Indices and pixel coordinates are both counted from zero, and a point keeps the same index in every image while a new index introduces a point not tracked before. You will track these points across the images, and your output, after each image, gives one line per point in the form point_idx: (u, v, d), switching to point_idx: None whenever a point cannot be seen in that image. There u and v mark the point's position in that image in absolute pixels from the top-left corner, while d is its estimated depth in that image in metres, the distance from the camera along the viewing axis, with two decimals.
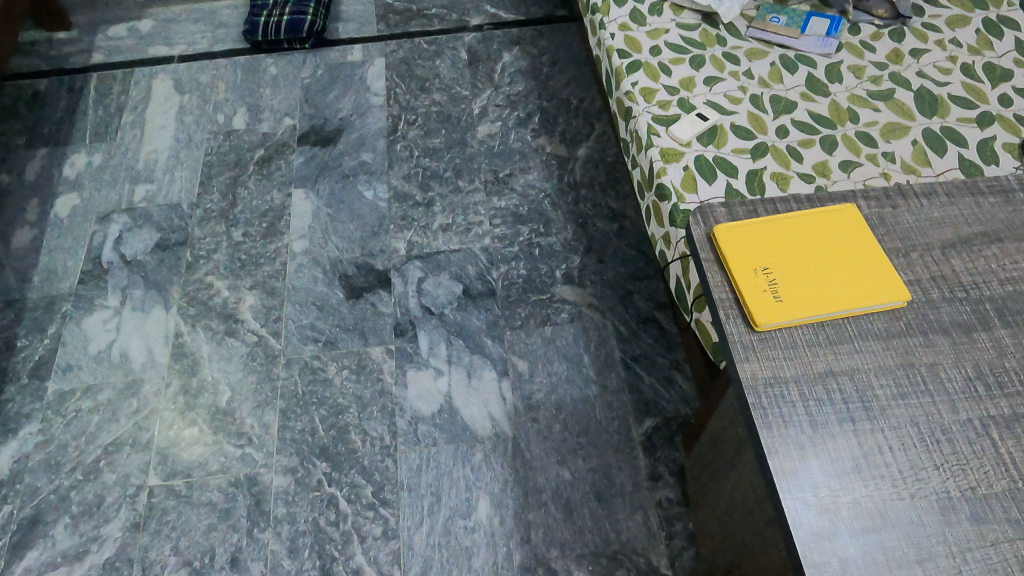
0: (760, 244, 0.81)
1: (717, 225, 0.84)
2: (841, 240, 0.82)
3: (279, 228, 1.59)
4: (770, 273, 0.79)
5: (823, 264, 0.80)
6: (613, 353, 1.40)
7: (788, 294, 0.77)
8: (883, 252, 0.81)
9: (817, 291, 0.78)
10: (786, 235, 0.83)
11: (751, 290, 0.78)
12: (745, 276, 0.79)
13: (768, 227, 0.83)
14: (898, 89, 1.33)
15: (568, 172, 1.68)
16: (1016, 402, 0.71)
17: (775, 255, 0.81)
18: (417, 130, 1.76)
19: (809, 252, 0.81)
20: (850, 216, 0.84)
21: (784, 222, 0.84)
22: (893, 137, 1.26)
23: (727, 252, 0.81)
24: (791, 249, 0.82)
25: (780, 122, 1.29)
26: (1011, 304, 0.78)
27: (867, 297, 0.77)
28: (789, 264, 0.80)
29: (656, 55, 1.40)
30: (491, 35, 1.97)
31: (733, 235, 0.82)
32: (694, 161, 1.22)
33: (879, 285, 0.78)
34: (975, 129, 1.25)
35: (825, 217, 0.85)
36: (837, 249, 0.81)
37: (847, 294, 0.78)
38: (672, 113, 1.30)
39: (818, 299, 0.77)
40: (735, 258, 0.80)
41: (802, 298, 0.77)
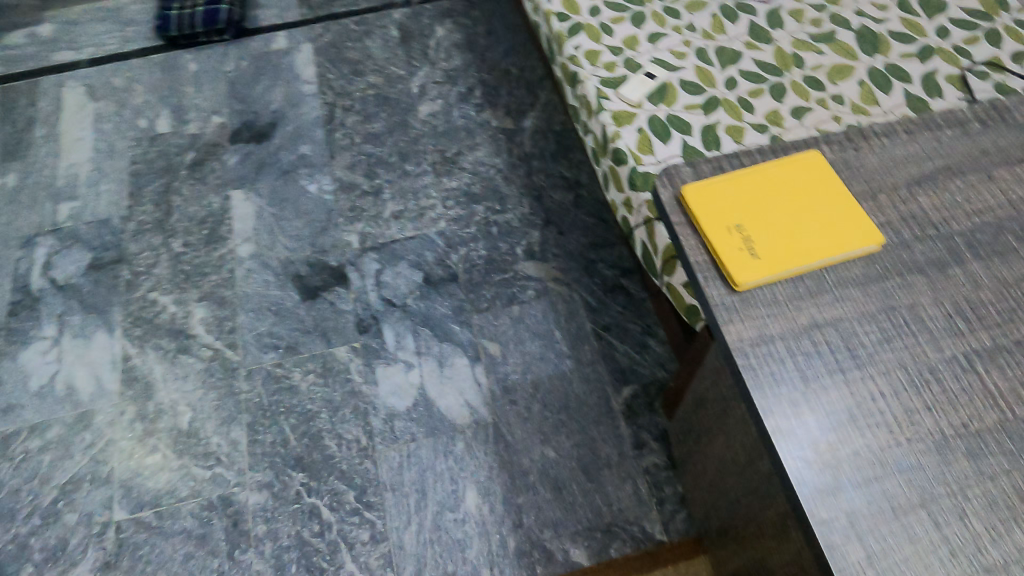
0: (730, 202, 0.79)
1: (684, 186, 0.81)
2: (810, 189, 0.81)
3: (222, 233, 1.50)
4: (743, 230, 0.77)
5: (794, 216, 0.79)
6: (584, 325, 1.38)
7: (764, 249, 0.76)
8: (852, 198, 0.80)
9: (792, 244, 0.76)
10: (755, 189, 0.81)
11: (727, 250, 0.75)
12: (719, 237, 0.76)
13: (736, 183, 0.81)
14: (839, 30, 1.32)
15: (517, 145, 1.63)
16: (996, 333, 0.71)
17: (746, 211, 0.79)
18: (356, 116, 1.69)
19: (779, 204, 0.80)
20: (814, 163, 0.83)
21: (751, 177, 0.82)
22: (839, 78, 1.26)
23: (699, 213, 0.78)
24: (761, 203, 0.80)
25: (728, 73, 1.27)
26: (980, 236, 0.78)
27: (841, 245, 0.76)
28: (761, 220, 0.78)
29: (596, 16, 1.36)
30: (421, 9, 1.89)
31: (702, 194, 0.80)
32: (647, 122, 1.19)
33: (852, 231, 0.77)
34: (917, 64, 1.26)
35: (790, 167, 0.83)
36: (807, 199, 0.80)
37: (821, 243, 0.76)
38: (619, 74, 1.26)
39: (794, 252, 0.76)
40: (707, 218, 0.78)
41: (778, 253, 0.75)
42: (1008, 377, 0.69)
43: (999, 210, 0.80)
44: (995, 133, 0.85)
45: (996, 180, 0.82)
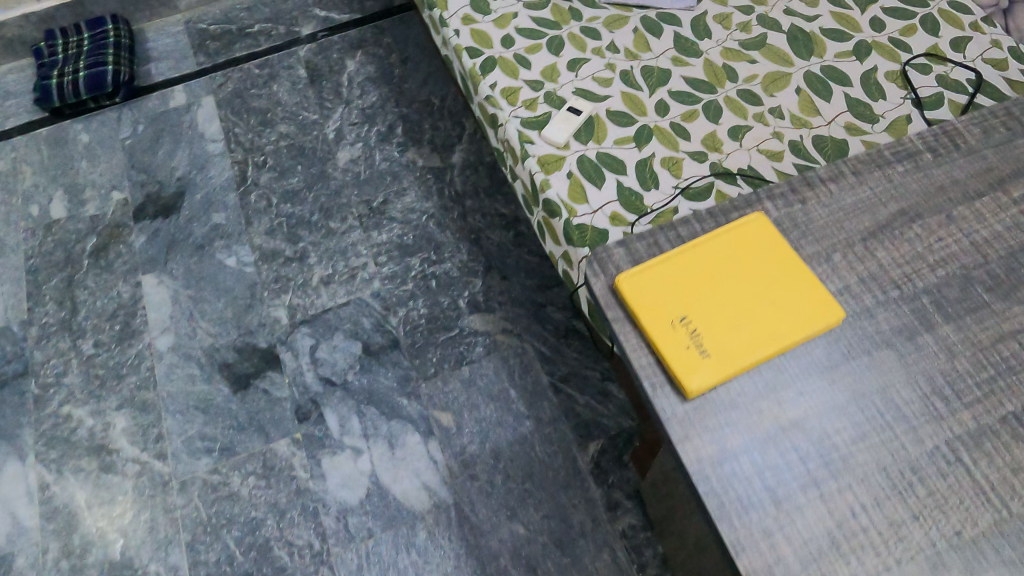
0: (671, 288, 0.70)
1: (618, 274, 0.71)
2: (758, 259, 0.72)
3: (136, 327, 1.37)
4: (689, 323, 0.68)
5: (743, 296, 0.70)
6: (540, 379, 1.29)
7: (714, 343, 0.67)
8: (805, 264, 0.71)
9: (745, 333, 0.67)
10: (697, 267, 0.72)
11: (674, 350, 0.66)
12: (663, 335, 0.67)
13: (676, 263, 0.72)
14: (769, 34, 1.23)
15: (448, 184, 1.52)
16: (980, 412, 0.63)
17: (689, 298, 0.70)
18: (270, 173, 1.56)
19: (725, 284, 0.71)
20: (759, 226, 0.73)
21: (690, 253, 0.72)
22: (775, 88, 1.17)
23: (637, 308, 0.69)
24: (705, 285, 0.71)
25: (658, 96, 1.17)
26: (947, 292, 0.70)
27: (800, 327, 0.67)
28: (707, 306, 0.69)
29: (510, 46, 1.24)
30: (328, 43, 1.76)
31: (639, 283, 0.70)
32: (577, 166, 1.09)
33: (810, 307, 0.68)
34: (855, 63, 1.18)
35: (734, 234, 0.73)
36: (756, 272, 0.71)
37: (777, 327, 0.67)
38: (541, 112, 1.16)
39: (748, 341, 0.67)
40: (647, 313, 0.69)
41: (730, 346, 0.66)
42: (997, 464, 0.61)
43: (964, 257, 0.72)
44: (949, 164, 0.77)
45: (957, 220, 0.74)
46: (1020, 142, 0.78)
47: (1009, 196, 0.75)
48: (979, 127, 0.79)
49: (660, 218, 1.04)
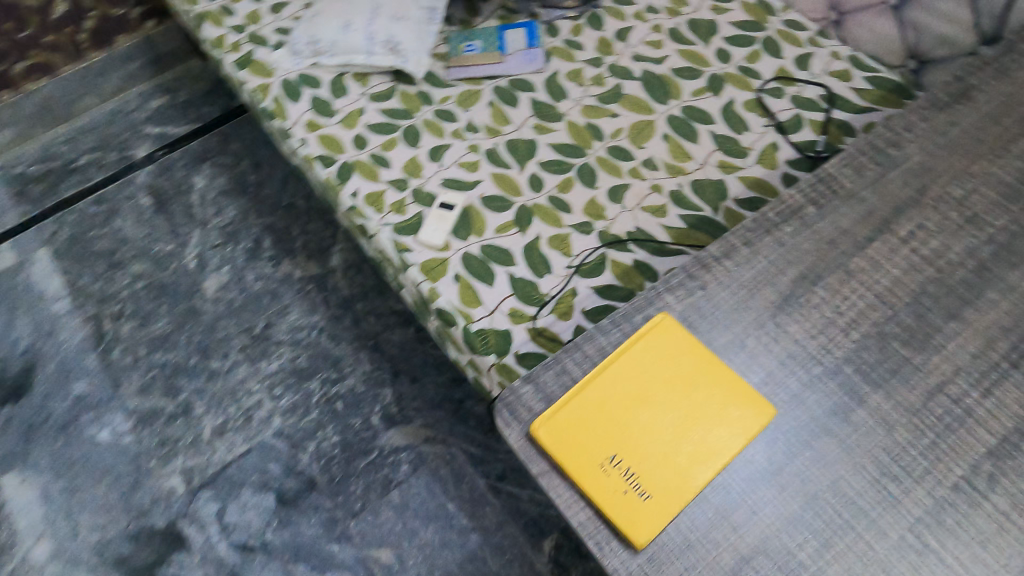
0: (592, 426, 0.64)
1: (532, 421, 0.64)
2: (673, 366, 0.66)
3: (4, 542, 1.18)
4: (620, 462, 0.62)
5: (668, 412, 0.65)
6: (476, 483, 1.20)
7: (652, 480, 0.61)
8: (721, 360, 0.67)
9: (680, 459, 0.62)
10: (614, 392, 0.65)
11: (612, 501, 0.60)
12: (596, 485, 0.61)
13: (590, 393, 0.65)
14: (623, 83, 1.21)
15: (332, 291, 1.41)
16: (931, 486, 0.60)
17: (614, 431, 0.64)
18: (130, 322, 1.39)
19: (647, 404, 0.65)
20: (666, 330, 0.68)
21: (602, 377, 0.66)
22: (643, 139, 1.14)
23: (562, 458, 0.62)
24: (626, 410, 0.65)
25: (529, 171, 1.12)
26: (867, 356, 0.67)
27: (734, 438, 0.62)
28: (634, 435, 0.64)
29: (363, 146, 1.16)
30: (169, 162, 1.61)
31: (557, 429, 0.63)
32: (462, 265, 1.02)
33: (738, 411, 0.64)
34: (712, 98, 1.17)
35: (643, 345, 0.68)
36: (675, 383, 0.66)
37: (711, 444, 0.63)
38: (412, 213, 1.08)
39: (685, 468, 0.61)
40: (574, 462, 0.62)
41: (669, 479, 0.61)
42: (964, 540, 0.58)
43: (873, 312, 0.69)
44: (833, 213, 0.75)
45: (856, 272, 0.71)
46: (892, 176, 0.77)
47: (897, 235, 0.73)
48: (850, 168, 0.78)
49: (561, 304, 0.98)
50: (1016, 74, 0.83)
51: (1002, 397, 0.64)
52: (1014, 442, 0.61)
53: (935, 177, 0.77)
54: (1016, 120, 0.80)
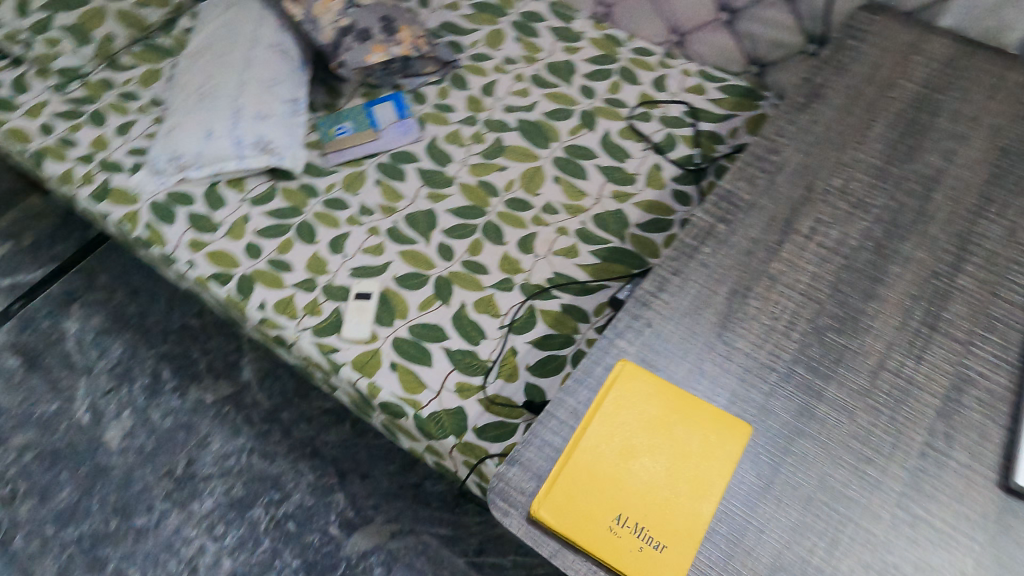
0: (589, 491, 0.63)
1: (530, 503, 0.63)
2: (647, 410, 0.67)
3: None
4: (627, 520, 0.62)
5: (655, 456, 0.65)
6: (457, 564, 1.16)
7: (661, 529, 0.61)
8: (688, 391, 0.68)
9: (680, 499, 0.63)
10: (599, 450, 0.65)
11: (631, 562, 0.60)
12: (611, 550, 0.61)
13: (577, 458, 0.65)
14: (502, 135, 1.23)
15: (252, 407, 1.33)
16: (902, 458, 0.65)
17: (611, 491, 0.64)
18: (28, 501, 1.24)
19: (633, 453, 0.65)
20: (630, 375, 0.69)
21: (585, 439, 0.66)
22: (536, 185, 1.17)
23: (570, 533, 0.61)
24: (617, 465, 0.65)
25: (435, 241, 1.11)
26: (811, 351, 0.71)
27: (723, 464, 0.64)
28: (631, 488, 0.64)
29: (258, 254, 1.10)
30: (30, 313, 1.45)
31: (557, 505, 0.62)
32: (395, 352, 0.99)
33: (720, 437, 0.65)
34: (589, 133, 1.22)
35: (613, 396, 0.68)
36: (653, 425, 0.67)
37: (704, 476, 0.64)
38: (328, 311, 1.04)
39: (688, 508, 0.62)
40: (583, 535, 0.61)
41: (677, 523, 0.62)
42: (945, 500, 0.62)
43: (804, 310, 0.74)
44: (742, 226, 0.80)
45: (777, 276, 0.76)
46: (781, 180, 0.83)
47: (801, 233, 0.79)
48: (743, 180, 0.84)
49: (505, 366, 0.98)
50: (852, 68, 0.93)
51: (931, 359, 0.70)
52: (954, 398, 0.68)
53: (816, 172, 0.84)
54: (865, 107, 0.89)
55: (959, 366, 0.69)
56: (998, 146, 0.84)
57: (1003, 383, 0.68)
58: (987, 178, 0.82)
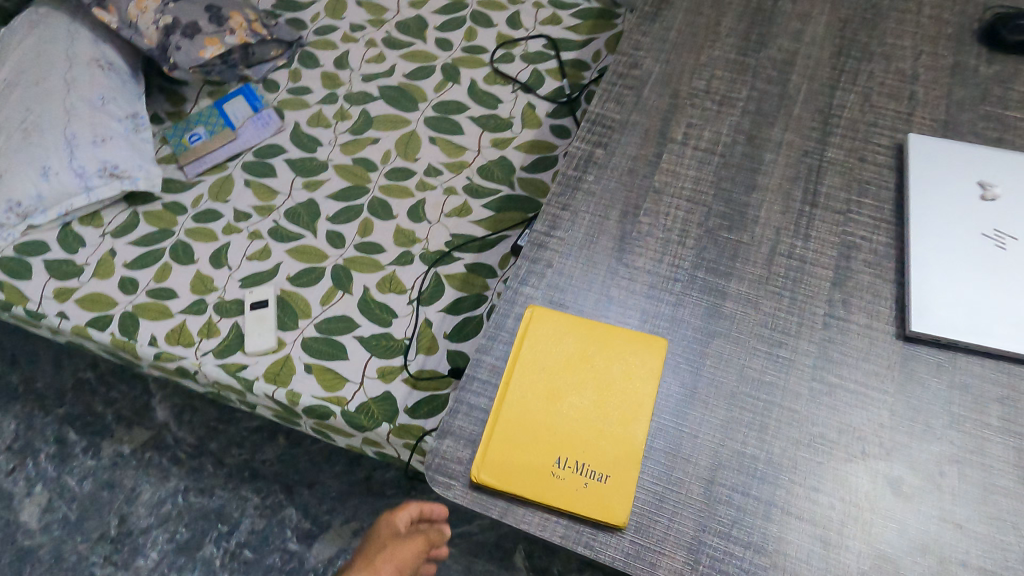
0: (524, 442, 0.62)
1: (472, 469, 0.61)
2: (564, 348, 0.66)
3: None
4: (568, 460, 0.61)
5: (582, 390, 0.65)
6: None
7: (602, 461, 0.61)
8: (599, 321, 0.68)
9: (614, 426, 0.63)
10: (526, 400, 0.64)
11: (580, 499, 0.60)
12: (558, 493, 0.60)
13: (506, 413, 0.64)
14: (367, 106, 1.18)
15: (176, 446, 1.25)
16: (809, 332, 0.67)
17: (546, 435, 0.63)
18: None
19: (560, 393, 0.64)
20: (541, 320, 0.68)
21: (512, 393, 0.65)
22: (413, 151, 1.13)
23: (514, 488, 0.60)
24: (546, 410, 0.64)
25: (322, 231, 1.06)
26: (708, 253, 0.72)
27: (646, 382, 0.65)
28: (565, 428, 0.63)
29: (134, 288, 1.02)
30: None
31: (496, 465, 0.61)
32: (307, 354, 0.95)
33: (638, 357, 0.66)
34: (455, 86, 1.18)
35: (530, 344, 0.67)
36: (574, 361, 0.66)
37: (632, 398, 0.64)
38: (226, 329, 0.98)
39: (624, 433, 0.62)
40: (530, 485, 0.60)
41: (615, 450, 0.62)
42: (854, 362, 0.65)
43: (693, 216, 0.74)
44: (618, 146, 0.79)
45: (662, 188, 0.76)
46: (647, 94, 0.83)
47: (676, 141, 0.79)
48: (611, 101, 0.82)
49: (423, 339, 0.96)
50: None
51: (817, 234, 0.72)
52: (844, 265, 0.70)
53: (679, 78, 0.84)
54: (711, 5, 0.89)
55: (842, 234, 0.72)
56: (838, 18, 0.87)
57: (884, 241, 0.71)
58: (834, 51, 0.84)
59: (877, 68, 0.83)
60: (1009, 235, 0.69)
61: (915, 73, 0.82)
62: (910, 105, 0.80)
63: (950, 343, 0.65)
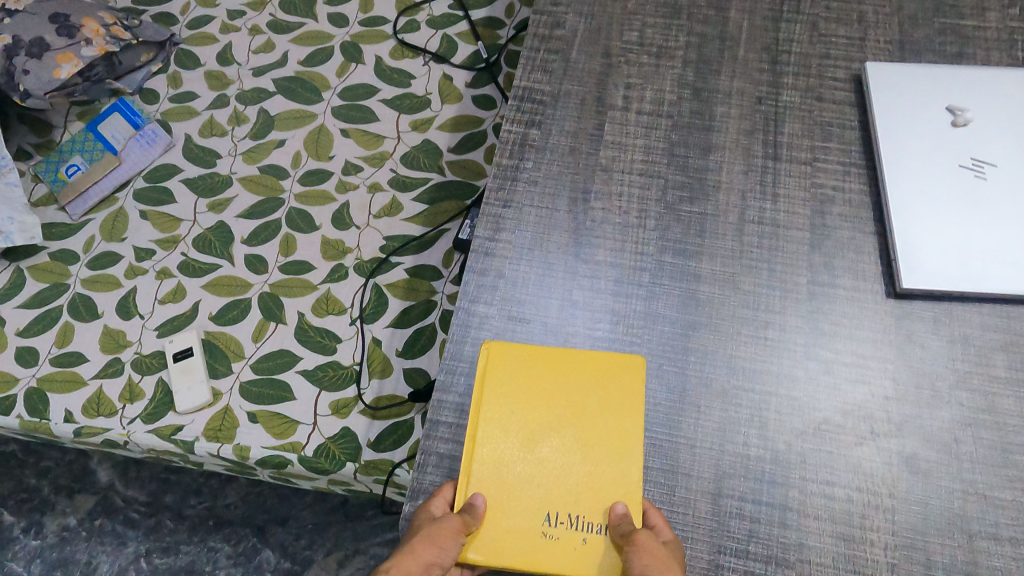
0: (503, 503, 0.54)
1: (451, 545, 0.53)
2: (532, 384, 0.57)
3: None
4: (559, 516, 0.53)
5: (560, 430, 0.56)
6: None
7: (598, 509, 0.54)
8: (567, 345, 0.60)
9: (603, 467, 0.55)
10: (498, 452, 0.56)
11: (580, 560, 0.52)
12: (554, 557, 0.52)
13: (478, 470, 0.55)
14: (265, 104, 1.04)
15: (127, 507, 1.15)
16: (795, 306, 0.61)
17: (529, 490, 0.54)
18: None
19: (535, 437, 0.56)
20: (500, 357, 0.58)
21: (483, 449, 0.56)
22: (325, 148, 1.01)
23: (504, 561, 0.52)
24: (524, 460, 0.55)
25: (239, 256, 0.94)
26: (673, 232, 0.64)
27: (633, 411, 0.56)
28: (549, 479, 0.55)
29: (35, 358, 0.89)
30: None
31: (479, 537, 0.53)
32: (249, 400, 0.85)
33: (617, 380, 0.57)
34: (359, 67, 1.05)
35: (493, 388, 0.57)
36: (544, 398, 0.57)
37: (619, 430, 0.56)
38: (152, 388, 0.87)
39: (617, 474, 0.54)
40: (521, 554, 0.53)
41: (611, 495, 0.54)
42: (846, 331, 0.60)
43: (650, 191, 0.66)
44: (554, 123, 0.70)
45: (610, 164, 0.68)
46: (576, 56, 0.73)
47: (617, 106, 0.70)
48: (537, 70, 0.73)
49: (374, 362, 0.87)
50: None
51: (786, 192, 0.65)
52: (820, 224, 0.64)
53: (608, 33, 0.74)
54: None
55: (812, 188, 0.65)
56: None
57: (858, 190, 0.65)
58: None
59: None
60: (987, 162, 0.63)
61: None
62: (861, 28, 0.73)
63: (944, 294, 0.60)
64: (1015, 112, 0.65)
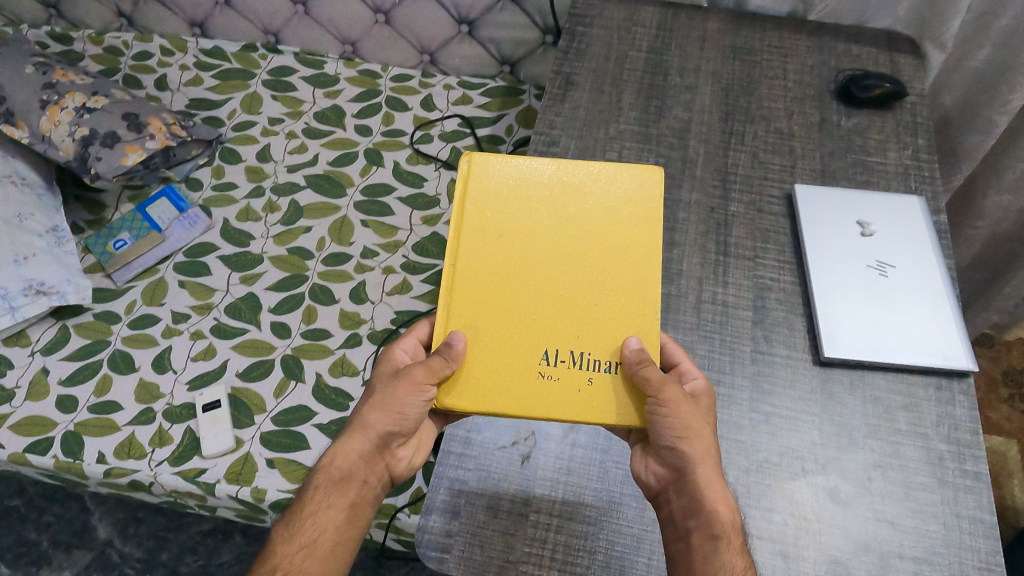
0: (508, 345, 0.65)
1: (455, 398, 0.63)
2: (522, 227, 0.69)
3: None
4: (554, 355, 0.64)
5: (550, 270, 0.67)
6: None
7: (587, 344, 0.65)
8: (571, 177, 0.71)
9: (600, 299, 0.66)
10: (494, 295, 0.66)
11: (581, 394, 0.63)
12: (559, 391, 0.63)
13: (479, 317, 0.65)
14: (296, 196, 1.21)
15: (123, 563, 1.19)
16: (741, 369, 0.75)
17: (527, 335, 0.65)
18: None
19: (527, 277, 0.67)
20: (488, 201, 0.70)
21: (482, 288, 0.66)
22: (346, 234, 1.17)
23: (510, 406, 0.62)
24: (521, 306, 0.66)
25: (265, 323, 1.07)
26: None
27: (611, 243, 0.68)
28: (546, 318, 0.66)
29: (74, 405, 0.99)
30: None
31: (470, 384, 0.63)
32: (268, 448, 0.96)
33: (595, 224, 0.69)
34: (380, 170, 1.24)
35: (485, 230, 0.68)
36: (531, 237, 0.68)
37: (600, 263, 0.67)
38: (179, 434, 0.97)
39: (600, 305, 0.66)
40: (525, 393, 0.63)
41: (596, 333, 0.65)
42: (781, 390, 0.74)
43: None
44: None
45: None
46: None
47: None
48: None
49: None
50: (590, 51, 1.04)
51: (734, 280, 0.82)
52: (760, 306, 0.80)
53: (593, 152, 0.93)
54: (611, 84, 1.00)
55: (754, 277, 0.82)
56: (721, 87, 1.00)
57: (789, 280, 0.82)
58: (722, 116, 0.96)
59: (759, 128, 0.95)
60: (888, 264, 0.81)
61: (791, 131, 0.95)
62: (791, 158, 0.92)
63: (858, 363, 0.75)
64: (909, 227, 0.84)
